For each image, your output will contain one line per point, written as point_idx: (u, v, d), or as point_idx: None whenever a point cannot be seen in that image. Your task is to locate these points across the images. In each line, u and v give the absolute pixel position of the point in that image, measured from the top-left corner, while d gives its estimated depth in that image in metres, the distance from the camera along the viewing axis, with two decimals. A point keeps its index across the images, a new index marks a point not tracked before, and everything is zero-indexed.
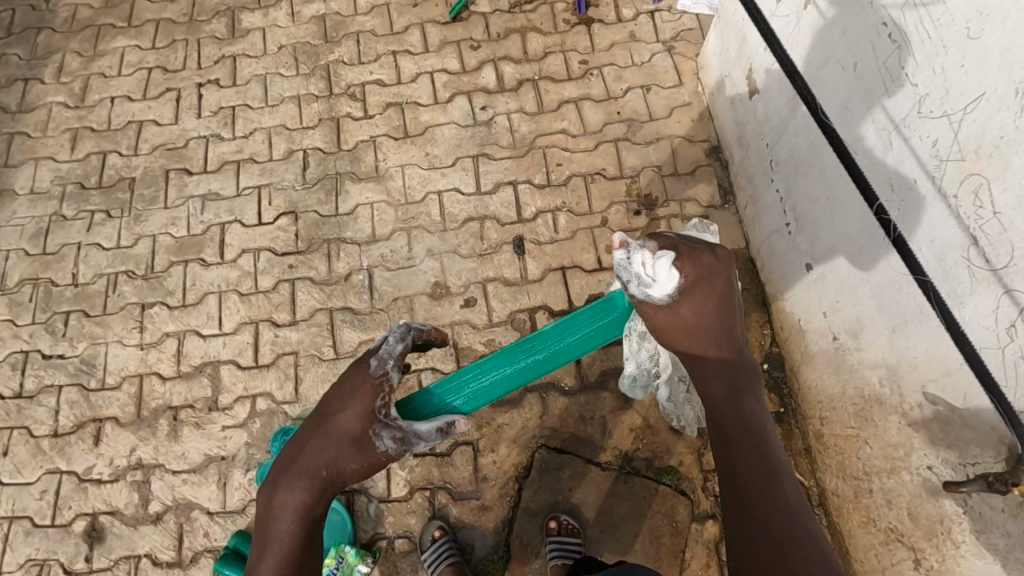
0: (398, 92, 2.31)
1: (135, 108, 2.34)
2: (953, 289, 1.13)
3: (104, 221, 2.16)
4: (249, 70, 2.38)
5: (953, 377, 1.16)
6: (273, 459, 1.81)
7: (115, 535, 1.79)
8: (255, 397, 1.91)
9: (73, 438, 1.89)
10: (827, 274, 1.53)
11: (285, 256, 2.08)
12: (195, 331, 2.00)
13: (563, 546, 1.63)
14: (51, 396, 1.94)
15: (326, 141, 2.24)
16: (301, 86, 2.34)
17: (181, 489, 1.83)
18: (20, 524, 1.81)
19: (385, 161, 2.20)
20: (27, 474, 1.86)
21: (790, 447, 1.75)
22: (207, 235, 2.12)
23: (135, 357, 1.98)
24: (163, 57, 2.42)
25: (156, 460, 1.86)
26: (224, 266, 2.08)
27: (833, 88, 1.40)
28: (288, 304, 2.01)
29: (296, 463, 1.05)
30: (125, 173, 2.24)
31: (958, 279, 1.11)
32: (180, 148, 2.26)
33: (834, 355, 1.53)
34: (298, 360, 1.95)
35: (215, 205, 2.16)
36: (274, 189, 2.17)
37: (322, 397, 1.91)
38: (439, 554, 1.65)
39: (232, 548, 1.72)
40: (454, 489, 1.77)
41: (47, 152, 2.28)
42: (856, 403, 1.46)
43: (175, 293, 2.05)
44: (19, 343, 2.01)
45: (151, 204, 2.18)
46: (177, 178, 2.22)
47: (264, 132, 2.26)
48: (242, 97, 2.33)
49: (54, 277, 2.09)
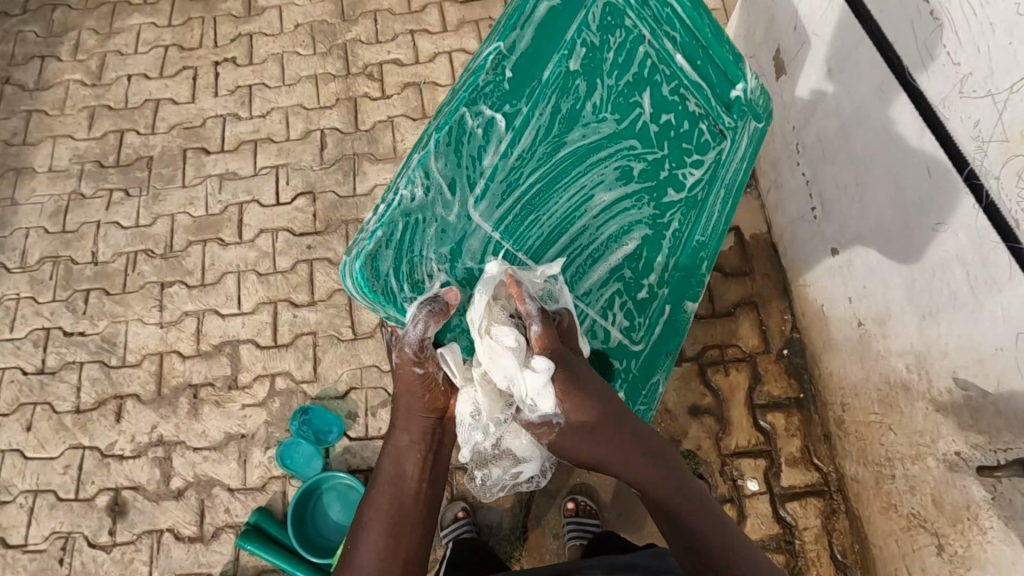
0: (416, 72, 2.29)
1: (152, 87, 2.32)
2: (993, 276, 1.11)
3: (122, 200, 2.17)
4: (266, 49, 2.36)
5: (988, 364, 1.15)
6: (293, 437, 1.83)
7: (138, 510, 1.82)
8: (273, 376, 1.92)
9: (95, 415, 1.91)
10: (852, 260, 1.51)
11: (304, 237, 2.07)
12: (214, 311, 2.01)
13: (581, 526, 1.65)
14: (73, 372, 1.96)
15: (343, 121, 2.22)
16: (318, 66, 2.32)
17: (202, 465, 1.85)
18: (45, 498, 1.83)
19: (403, 142, 2.19)
20: (51, 449, 1.88)
21: (809, 433, 1.75)
22: (225, 215, 2.12)
23: (155, 336, 1.99)
24: (179, 35, 2.40)
25: (177, 437, 1.88)
26: (242, 247, 2.08)
27: (867, 69, 1.37)
28: (306, 285, 2.01)
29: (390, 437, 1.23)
30: (143, 152, 2.23)
31: (999, 266, 1.09)
32: (197, 127, 2.25)
33: (858, 340, 1.51)
34: (317, 340, 1.95)
35: (232, 185, 2.16)
36: (291, 169, 2.16)
37: (341, 377, 1.91)
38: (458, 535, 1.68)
39: (254, 523, 1.74)
40: (472, 470, 1.79)
41: (66, 131, 2.27)
42: (880, 390, 1.44)
43: (194, 273, 2.05)
44: (41, 320, 2.02)
45: (169, 183, 2.18)
46: (195, 158, 2.21)
47: (282, 112, 2.25)
48: (259, 76, 2.31)
49: (74, 256, 2.09)
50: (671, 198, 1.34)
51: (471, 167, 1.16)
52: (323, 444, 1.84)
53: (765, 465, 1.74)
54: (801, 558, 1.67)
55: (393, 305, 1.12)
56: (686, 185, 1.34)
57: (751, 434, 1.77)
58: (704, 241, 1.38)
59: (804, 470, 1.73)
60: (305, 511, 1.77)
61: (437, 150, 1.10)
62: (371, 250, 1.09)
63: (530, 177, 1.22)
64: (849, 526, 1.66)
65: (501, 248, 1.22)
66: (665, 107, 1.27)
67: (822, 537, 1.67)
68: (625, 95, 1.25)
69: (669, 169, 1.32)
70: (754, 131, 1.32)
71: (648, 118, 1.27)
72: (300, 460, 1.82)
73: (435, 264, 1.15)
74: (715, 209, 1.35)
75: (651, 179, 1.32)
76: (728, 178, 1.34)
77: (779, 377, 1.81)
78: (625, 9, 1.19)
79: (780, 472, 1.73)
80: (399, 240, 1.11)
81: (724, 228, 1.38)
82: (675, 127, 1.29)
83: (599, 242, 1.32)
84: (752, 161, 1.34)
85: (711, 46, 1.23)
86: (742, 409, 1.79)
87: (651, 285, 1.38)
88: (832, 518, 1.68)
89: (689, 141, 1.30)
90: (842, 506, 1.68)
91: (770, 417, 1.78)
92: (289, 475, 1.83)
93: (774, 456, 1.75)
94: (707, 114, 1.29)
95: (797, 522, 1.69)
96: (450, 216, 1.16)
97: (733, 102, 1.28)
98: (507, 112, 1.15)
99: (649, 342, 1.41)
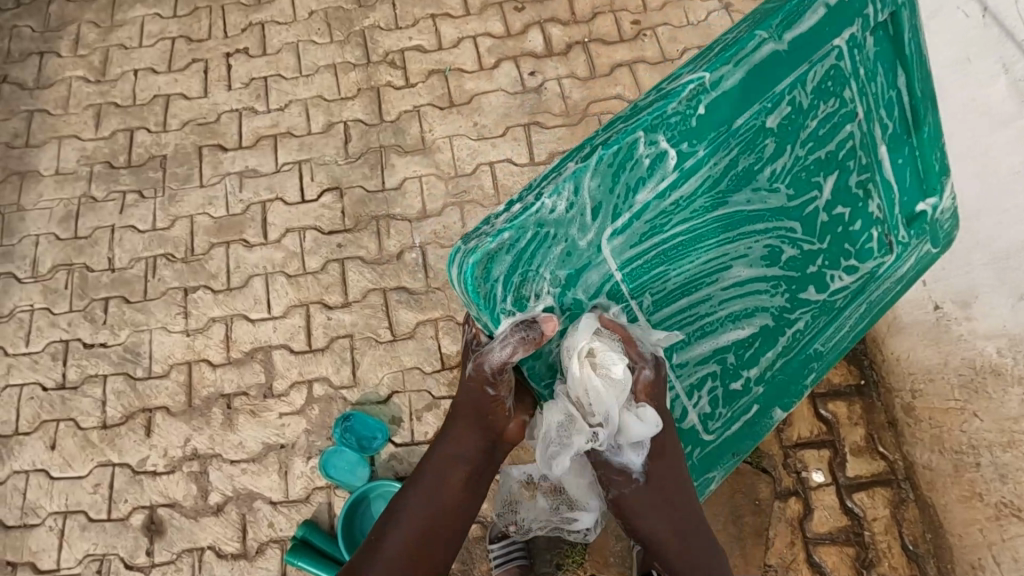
0: (440, 59, 2.18)
1: (161, 81, 2.20)
2: None
3: (137, 202, 2.05)
4: (280, 38, 2.24)
5: None
6: (335, 445, 1.75)
7: (176, 528, 1.73)
8: (311, 382, 1.84)
9: (123, 430, 1.81)
10: None
11: (333, 235, 1.98)
12: (243, 316, 1.91)
13: None
14: (96, 386, 1.86)
15: (367, 113, 2.12)
16: (336, 55, 2.20)
17: (240, 479, 1.76)
18: (75, 519, 1.74)
19: (431, 132, 2.09)
20: (78, 467, 1.78)
21: (872, 421, 1.66)
22: (248, 214, 2.02)
23: (181, 344, 1.89)
24: (186, 26, 2.28)
25: (212, 450, 1.79)
26: (268, 247, 1.98)
27: None
28: (339, 285, 1.92)
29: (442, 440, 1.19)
30: (155, 150, 2.11)
31: None
32: (212, 123, 2.14)
33: (933, 324, 1.59)
34: (354, 343, 1.86)
35: (253, 183, 2.05)
36: (315, 164, 2.06)
37: (381, 380, 1.83)
38: (509, 551, 1.60)
39: (301, 537, 1.66)
40: (526, 472, 1.72)
41: (71, 131, 2.15)
42: (963, 375, 1.55)
43: (219, 276, 1.95)
44: (58, 332, 1.91)
45: (186, 182, 2.07)
46: (212, 156, 2.10)
47: (301, 104, 2.14)
48: (274, 67, 2.20)
49: (89, 263, 1.98)
50: (812, 296, 1.32)
51: (623, 198, 1.05)
52: (368, 451, 1.76)
53: (829, 456, 1.66)
54: (872, 550, 1.58)
55: (490, 312, 0.99)
56: (829, 288, 1.33)
57: (813, 423, 1.69)
58: (820, 350, 1.40)
59: (870, 459, 1.64)
60: (354, 522, 1.69)
61: (597, 167, 1.00)
62: (490, 247, 0.96)
63: (677, 227, 1.12)
64: (919, 515, 1.58)
65: (619, 288, 1.11)
66: (843, 197, 1.25)
67: (891, 528, 1.59)
68: (810, 171, 1.20)
69: (821, 264, 1.30)
70: (925, 253, 1.39)
71: (826, 205, 1.24)
72: (345, 467, 1.74)
73: (548, 279, 1.03)
74: (847, 318, 1.38)
75: (798, 270, 1.28)
76: (874, 293, 1.37)
77: (837, 364, 1.71)
78: (849, 79, 1.16)
79: (845, 462, 1.65)
80: (525, 247, 0.98)
81: (846, 344, 1.42)
82: (845, 222, 1.28)
83: (719, 318, 1.25)
84: (905, 283, 1.39)
85: (919, 148, 1.28)
86: (803, 397, 1.70)
87: (748, 379, 1.34)
88: (901, 507, 1.59)
89: (852, 242, 1.30)
90: (912, 495, 1.60)
91: (831, 406, 1.69)
92: (333, 485, 1.74)
93: (838, 446, 1.66)
94: (884, 220, 1.30)
95: (866, 513, 1.60)
96: (581, 241, 1.04)
97: (916, 216, 1.33)
98: (683, 150, 1.06)
99: (722, 436, 1.37)
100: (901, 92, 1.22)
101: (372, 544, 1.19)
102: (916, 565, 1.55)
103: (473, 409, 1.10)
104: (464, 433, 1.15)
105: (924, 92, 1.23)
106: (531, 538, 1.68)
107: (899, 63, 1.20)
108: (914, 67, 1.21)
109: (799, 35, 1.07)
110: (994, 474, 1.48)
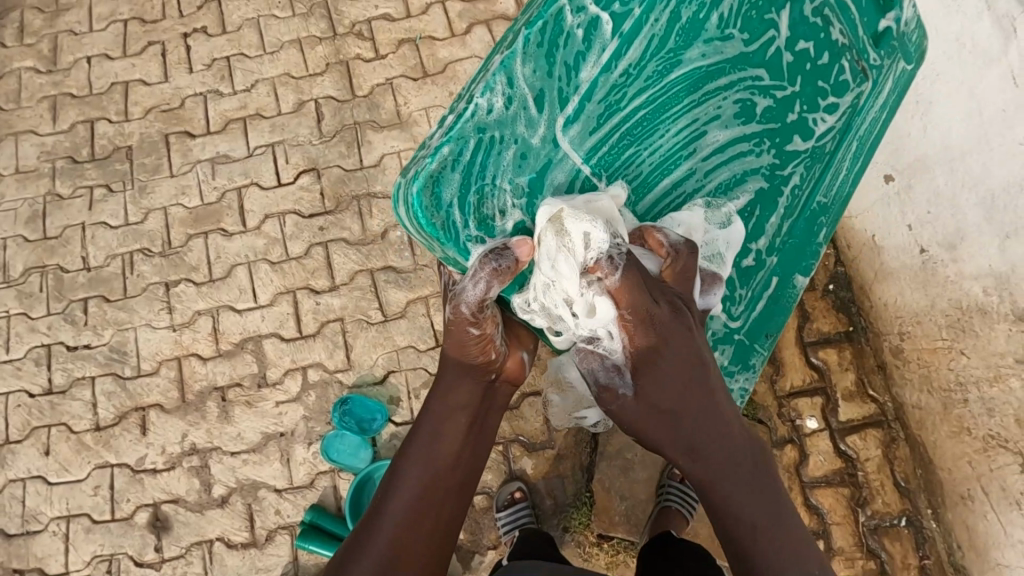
0: (411, 27, 2.10)
1: (117, 68, 2.09)
2: None
3: (106, 197, 1.97)
4: (239, 14, 2.13)
5: None
6: (336, 430, 1.76)
7: (182, 523, 1.73)
8: (305, 368, 1.82)
9: (118, 430, 1.79)
10: (914, 184, 1.59)
11: (314, 218, 1.93)
12: (229, 307, 1.87)
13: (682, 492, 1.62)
14: (85, 389, 1.82)
15: (338, 88, 2.04)
16: (301, 29, 2.11)
17: (243, 469, 1.76)
18: (78, 522, 1.73)
19: (406, 105, 2.02)
20: (76, 471, 1.76)
21: (862, 365, 1.69)
22: (223, 202, 1.95)
23: (168, 340, 1.85)
24: (138, 7, 2.16)
25: (211, 443, 1.77)
26: (248, 235, 1.92)
27: None
28: (324, 269, 1.88)
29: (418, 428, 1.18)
30: (119, 141, 2.02)
31: None
32: (176, 109, 2.05)
33: (919, 268, 1.59)
34: (345, 327, 1.84)
35: (226, 169, 1.98)
36: (289, 146, 1.99)
37: (377, 361, 1.82)
38: (517, 518, 1.63)
39: (310, 522, 1.68)
40: (527, 440, 1.74)
41: (27, 126, 2.05)
42: (949, 315, 1.56)
43: (200, 268, 1.90)
44: (38, 336, 1.86)
45: (155, 173, 1.99)
46: (179, 143, 2.01)
47: (268, 83, 2.05)
48: (236, 45, 2.10)
49: (62, 263, 1.92)
50: (800, 146, 1.35)
51: (564, 80, 1.15)
52: (369, 433, 1.77)
53: (821, 403, 1.70)
54: (865, 489, 1.64)
55: (454, 243, 1.08)
56: (814, 134, 1.35)
57: (805, 372, 1.71)
58: (823, 202, 1.39)
59: (861, 403, 1.68)
60: (361, 504, 1.71)
61: (525, 48, 1.09)
62: (436, 171, 1.05)
63: (633, 102, 1.23)
64: (910, 453, 1.63)
65: (590, 182, 1.20)
66: (802, 32, 1.29)
67: (883, 466, 1.64)
68: (759, 9, 1.27)
69: (800, 110, 1.34)
70: (900, 72, 1.34)
71: (784, 47, 1.29)
72: (347, 451, 1.75)
73: (508, 186, 1.12)
74: (843, 161, 1.37)
75: (775, 120, 1.33)
76: (864, 127, 1.36)
77: (827, 313, 1.73)
78: None
79: (837, 407, 1.69)
80: (480, 156, 1.09)
81: (849, 190, 1.41)
82: (812, 58, 1.31)
83: (709, 190, 1.31)
84: (889, 107, 1.36)
85: None
86: (794, 348, 1.73)
87: (759, 251, 1.37)
88: (892, 446, 1.65)
89: (825, 79, 1.32)
90: (901, 434, 1.65)
91: (822, 354, 1.71)
92: (337, 468, 1.75)
93: (829, 394, 1.70)
94: (850, 46, 1.30)
95: (859, 455, 1.66)
96: (533, 139, 1.14)
97: (881, 34, 1.30)
98: (614, 14, 1.15)
99: (748, 319, 1.39)
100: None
101: (370, 526, 1.09)
102: (907, 499, 1.62)
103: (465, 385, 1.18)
104: (452, 394, 1.17)
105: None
106: (537, 503, 1.71)
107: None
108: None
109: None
110: (981, 409, 1.53)
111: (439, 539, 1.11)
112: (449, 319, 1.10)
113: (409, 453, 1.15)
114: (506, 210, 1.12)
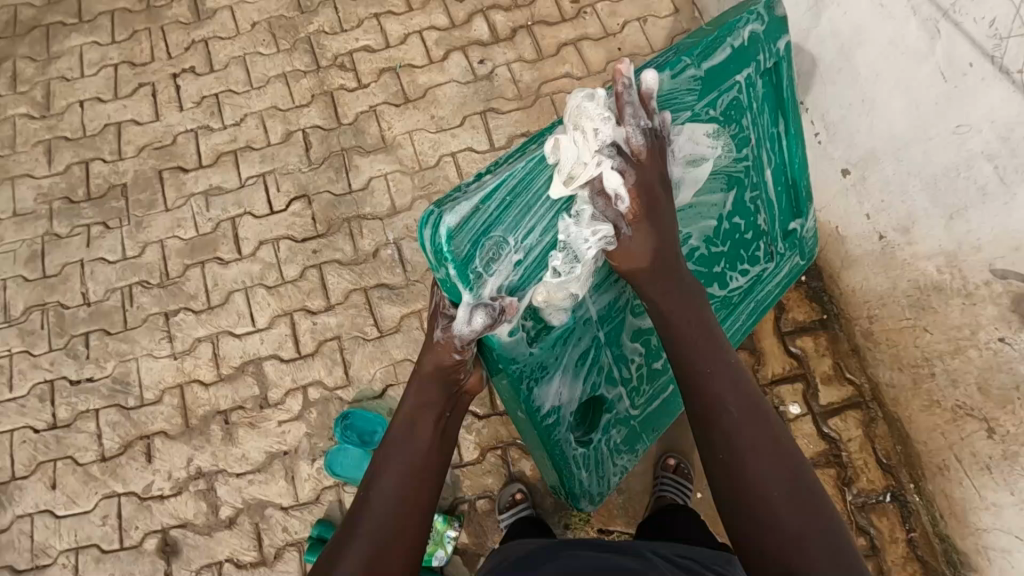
0: (390, 56, 2.21)
1: (109, 109, 2.17)
2: (1004, 174, 1.32)
3: (103, 234, 2.04)
4: (226, 53, 2.23)
5: (984, 251, 1.41)
6: (339, 445, 1.79)
7: (191, 546, 1.76)
8: (305, 387, 1.87)
9: (124, 459, 1.82)
10: (867, 176, 1.66)
11: (307, 242, 2.00)
12: (228, 332, 1.93)
13: (677, 484, 1.69)
14: (89, 421, 1.86)
15: (324, 117, 2.14)
16: (286, 63, 2.21)
17: (249, 489, 1.80)
18: (88, 553, 1.75)
19: (390, 130, 2.12)
20: (83, 502, 1.79)
21: (838, 350, 1.84)
22: (218, 232, 2.03)
23: (170, 368, 1.90)
24: (127, 51, 2.25)
25: (217, 466, 1.82)
26: (244, 262, 1.99)
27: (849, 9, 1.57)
28: (319, 290, 1.95)
29: (395, 429, 1.17)
30: (114, 179, 2.10)
31: (1001, 186, 1.33)
32: (168, 145, 2.13)
33: (880, 253, 1.68)
34: (342, 344, 1.91)
35: (219, 200, 2.06)
36: (279, 174, 2.07)
37: (375, 376, 1.88)
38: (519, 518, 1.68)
39: (317, 536, 1.72)
40: (525, 443, 1.80)
41: (23, 170, 2.11)
42: (910, 295, 1.62)
43: (198, 296, 1.96)
44: (42, 372, 1.90)
45: (151, 208, 2.06)
46: (173, 178, 2.09)
47: (256, 116, 2.14)
48: (224, 82, 2.19)
49: (63, 299, 1.97)
50: (715, 292, 1.44)
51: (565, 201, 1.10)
52: (371, 445, 1.79)
53: (802, 388, 1.83)
54: (850, 468, 1.75)
55: (459, 270, 1.01)
56: (728, 287, 1.46)
57: (784, 360, 1.86)
58: (724, 338, 1.51)
59: (839, 386, 1.82)
60: None
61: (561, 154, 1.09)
62: (466, 210, 1.00)
63: None
64: (889, 430, 1.75)
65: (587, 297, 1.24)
66: (740, 210, 1.42)
67: (865, 445, 1.76)
68: (721, 183, 1.35)
69: (722, 266, 1.44)
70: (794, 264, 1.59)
71: (726, 215, 1.39)
72: (351, 464, 1.78)
73: (511, 242, 1.06)
74: (742, 313, 1.51)
75: (706, 265, 1.40)
76: (761, 292, 1.53)
77: (801, 303, 1.90)
78: (747, 109, 1.34)
79: (817, 392, 1.82)
80: (507, 217, 1.04)
81: (739, 334, 1.55)
82: (741, 232, 1.44)
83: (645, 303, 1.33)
84: (782, 287, 1.57)
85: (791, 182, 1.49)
86: (773, 337, 1.88)
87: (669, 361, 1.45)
88: (872, 426, 1.77)
89: (745, 251, 1.46)
90: (880, 413, 1.77)
91: (799, 342, 1.87)
92: (342, 482, 1.80)
93: (808, 378, 1.84)
94: (769, 234, 1.49)
95: (841, 435, 1.78)
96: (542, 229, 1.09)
97: (789, 232, 1.53)
98: None
99: (646, 412, 1.46)
100: (781, 130, 1.43)
101: (345, 532, 1.03)
102: (891, 476, 1.72)
103: (440, 386, 1.18)
104: (424, 395, 1.18)
105: (797, 130, 1.45)
106: (539, 502, 1.77)
107: (779, 108, 1.41)
108: (791, 111, 1.42)
109: (714, 66, 1.24)
110: (947, 380, 1.55)
111: (417, 533, 1.05)
112: (439, 342, 1.13)
113: (386, 459, 1.13)
114: (502, 265, 1.06)
